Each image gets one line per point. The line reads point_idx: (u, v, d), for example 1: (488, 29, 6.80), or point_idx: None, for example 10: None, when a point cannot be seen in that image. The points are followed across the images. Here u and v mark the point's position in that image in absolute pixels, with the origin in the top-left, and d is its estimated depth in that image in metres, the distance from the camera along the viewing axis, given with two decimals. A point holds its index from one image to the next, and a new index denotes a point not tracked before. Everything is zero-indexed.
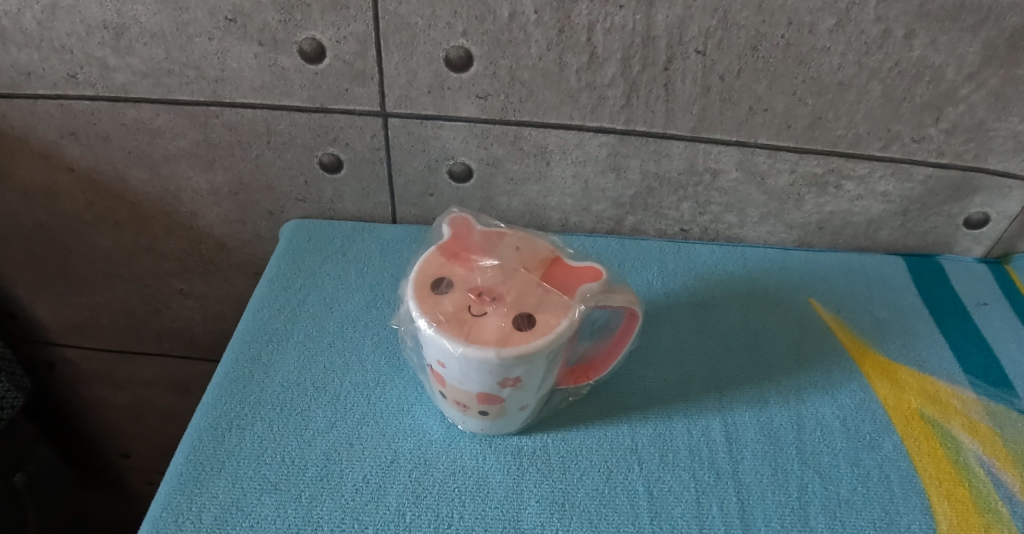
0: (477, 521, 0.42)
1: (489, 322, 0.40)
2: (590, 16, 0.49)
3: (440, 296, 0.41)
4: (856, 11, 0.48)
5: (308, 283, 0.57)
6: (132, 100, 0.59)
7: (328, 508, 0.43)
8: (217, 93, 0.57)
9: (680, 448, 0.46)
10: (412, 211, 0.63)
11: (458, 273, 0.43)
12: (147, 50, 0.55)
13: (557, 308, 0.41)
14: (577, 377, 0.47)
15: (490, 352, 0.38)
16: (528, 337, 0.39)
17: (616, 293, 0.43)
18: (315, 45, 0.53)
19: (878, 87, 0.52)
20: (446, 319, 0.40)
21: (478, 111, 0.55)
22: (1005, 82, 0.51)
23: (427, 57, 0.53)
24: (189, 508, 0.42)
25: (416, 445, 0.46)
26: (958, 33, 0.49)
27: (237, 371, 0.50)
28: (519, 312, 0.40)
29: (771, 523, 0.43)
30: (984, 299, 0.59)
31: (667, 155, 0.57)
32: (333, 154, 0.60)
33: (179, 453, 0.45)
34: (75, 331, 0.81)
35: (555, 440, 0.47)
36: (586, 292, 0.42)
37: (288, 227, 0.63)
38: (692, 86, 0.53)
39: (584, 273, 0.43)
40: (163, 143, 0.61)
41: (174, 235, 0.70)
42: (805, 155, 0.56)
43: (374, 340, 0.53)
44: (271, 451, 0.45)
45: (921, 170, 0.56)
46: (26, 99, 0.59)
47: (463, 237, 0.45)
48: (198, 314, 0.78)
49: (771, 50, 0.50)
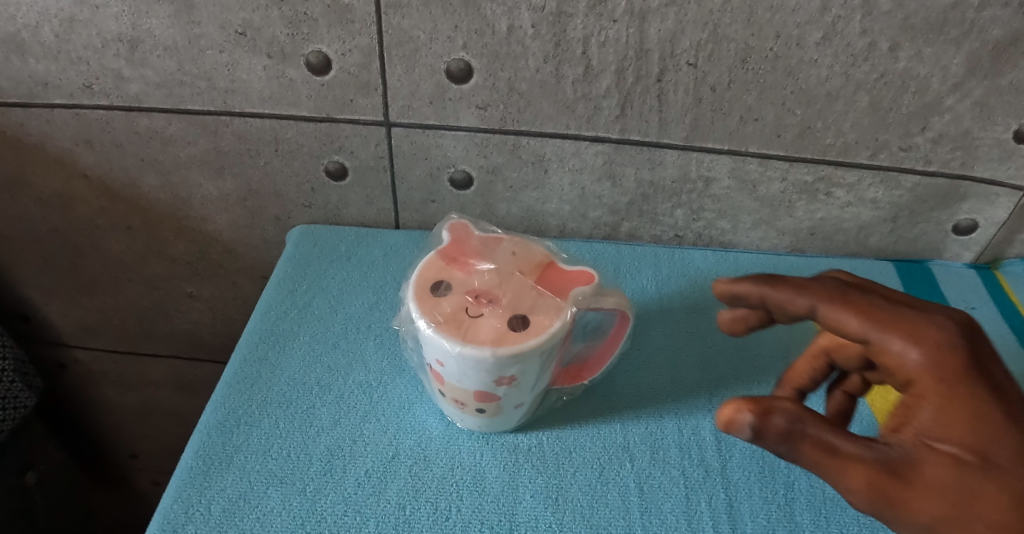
0: (474, 515, 0.44)
1: (485, 322, 0.42)
2: (585, 30, 0.51)
3: (439, 298, 0.43)
4: (842, 25, 0.50)
5: (313, 287, 0.59)
6: (145, 109, 0.61)
7: (332, 501, 0.44)
8: (228, 103, 0.59)
9: (671, 446, 0.48)
10: (415, 218, 0.66)
11: (456, 276, 0.44)
12: (160, 62, 0.57)
13: (550, 310, 0.43)
14: (572, 377, 0.49)
15: (485, 351, 0.40)
16: (521, 337, 0.41)
17: (608, 297, 0.45)
18: (322, 58, 0.55)
19: (865, 98, 0.53)
20: (444, 319, 0.42)
21: (478, 121, 0.57)
22: (990, 92, 0.52)
23: (429, 69, 0.55)
24: (198, 501, 0.44)
25: (415, 442, 0.48)
26: (942, 45, 0.50)
27: (245, 370, 0.52)
28: (514, 313, 0.42)
29: (757, 519, 0.44)
30: (973, 303, 0.61)
31: (662, 163, 0.59)
32: (339, 162, 0.62)
33: (189, 449, 0.47)
34: (87, 332, 0.84)
35: (550, 438, 0.48)
36: (578, 294, 0.44)
37: (294, 232, 0.65)
38: (685, 97, 0.54)
39: (577, 276, 0.45)
40: (175, 151, 0.64)
41: (184, 240, 0.72)
42: (794, 163, 0.58)
43: (377, 340, 0.55)
44: (277, 447, 0.47)
45: (909, 177, 0.58)
46: (43, 109, 0.61)
47: (462, 242, 0.47)
48: (207, 317, 0.80)
49: (760, 62, 0.52)
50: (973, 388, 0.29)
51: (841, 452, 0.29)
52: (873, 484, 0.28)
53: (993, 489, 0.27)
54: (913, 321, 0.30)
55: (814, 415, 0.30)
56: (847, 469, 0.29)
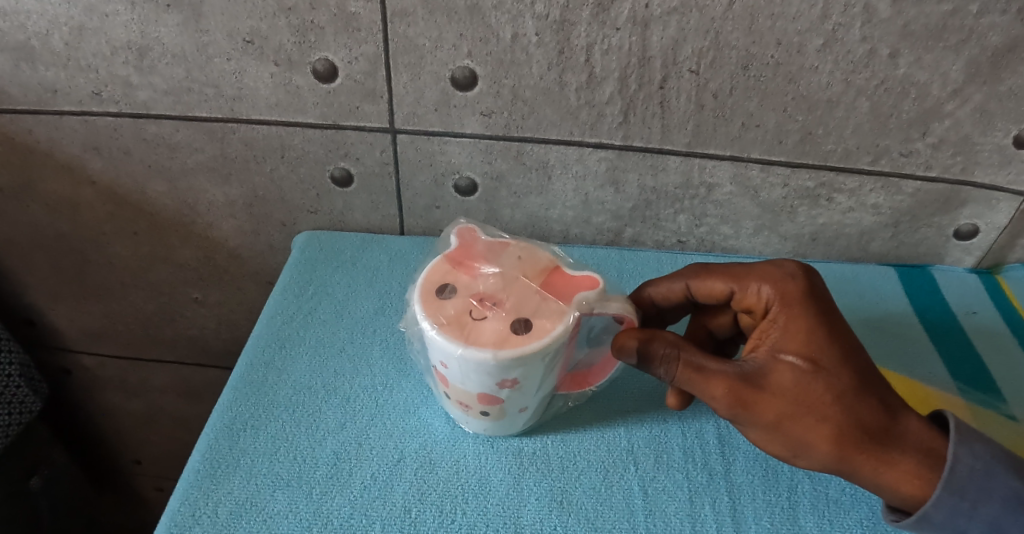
0: (479, 518, 0.44)
1: (488, 326, 0.42)
2: (588, 37, 0.52)
3: (443, 300, 0.43)
4: (842, 32, 0.50)
5: (319, 292, 0.59)
6: (152, 116, 0.61)
7: (338, 503, 0.45)
8: (235, 110, 0.60)
9: (675, 450, 0.48)
10: (419, 223, 0.66)
11: (462, 280, 0.45)
12: (169, 69, 0.58)
13: (553, 314, 0.43)
14: (578, 383, 0.49)
15: (487, 353, 0.41)
16: (523, 340, 0.41)
17: (612, 302, 0.45)
18: (328, 66, 0.56)
19: (866, 104, 0.54)
20: (447, 321, 0.42)
21: (483, 128, 0.58)
22: (989, 98, 0.53)
23: (434, 76, 0.56)
24: (205, 504, 0.44)
25: (421, 445, 0.48)
26: (942, 51, 0.51)
27: (251, 374, 0.52)
28: (517, 317, 0.42)
29: (761, 521, 0.45)
30: (975, 308, 0.61)
31: (664, 169, 0.59)
32: (344, 169, 0.63)
33: (196, 452, 0.48)
34: (93, 337, 0.84)
35: (554, 442, 0.49)
36: (581, 299, 0.44)
37: (299, 238, 0.66)
38: (687, 103, 0.55)
39: (581, 281, 0.45)
40: (182, 157, 0.64)
41: (190, 245, 0.72)
42: (796, 169, 0.58)
43: (382, 345, 0.55)
44: (283, 450, 0.48)
45: (910, 183, 0.59)
46: (53, 115, 0.62)
47: (468, 246, 0.47)
48: (212, 322, 0.81)
49: (761, 69, 0.53)
50: (807, 309, 0.43)
51: (708, 371, 0.42)
52: (730, 389, 0.41)
53: (818, 386, 0.40)
54: (762, 269, 0.46)
55: (689, 345, 0.43)
56: (712, 382, 0.42)
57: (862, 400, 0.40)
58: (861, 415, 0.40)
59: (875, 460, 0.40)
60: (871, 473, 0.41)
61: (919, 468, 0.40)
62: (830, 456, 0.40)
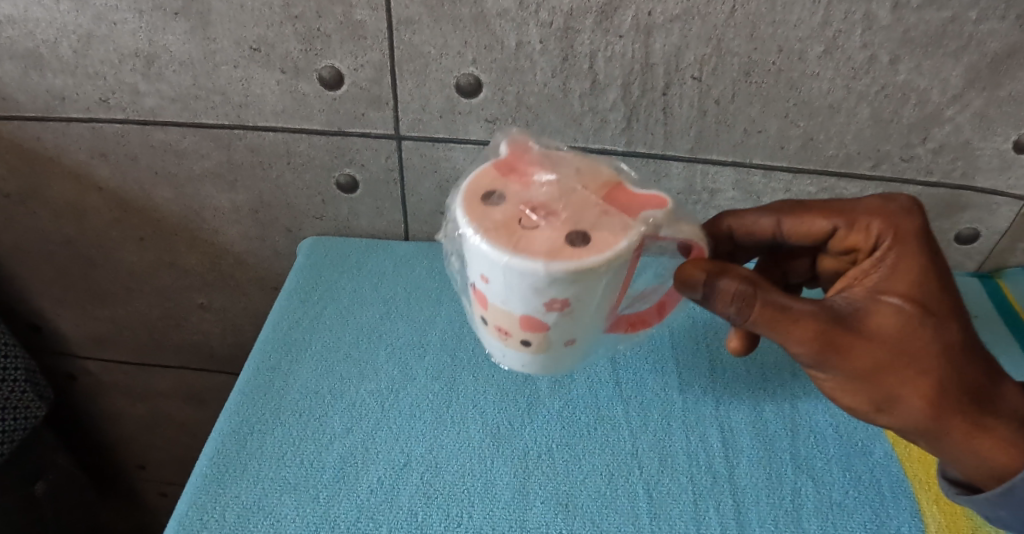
0: (485, 521, 0.45)
1: (541, 235, 0.36)
2: (591, 45, 0.52)
3: (490, 206, 0.38)
4: (843, 39, 0.51)
5: (324, 298, 0.60)
6: (159, 123, 0.62)
7: (346, 507, 0.45)
8: (241, 117, 0.61)
9: (679, 453, 0.49)
10: (424, 229, 0.67)
11: (512, 187, 0.39)
12: (176, 77, 0.59)
13: (616, 227, 0.37)
14: (632, 325, 0.44)
15: (538, 264, 0.35)
16: (581, 253, 0.36)
17: (682, 225, 0.40)
18: (334, 73, 0.57)
19: (867, 110, 0.55)
20: (495, 226, 0.37)
21: (487, 134, 0.59)
22: (989, 104, 0.53)
23: (438, 83, 0.56)
24: (213, 507, 0.45)
25: (427, 448, 0.49)
26: (941, 58, 0.51)
27: (258, 379, 0.53)
28: (574, 227, 0.37)
29: (765, 524, 0.45)
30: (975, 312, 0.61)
31: (667, 175, 0.60)
32: (349, 175, 0.63)
33: (203, 456, 0.48)
34: (98, 343, 0.85)
35: (560, 446, 0.49)
36: (649, 216, 0.38)
37: (305, 244, 0.67)
38: (689, 109, 0.56)
39: (648, 199, 0.39)
40: (188, 164, 0.65)
41: (196, 251, 0.73)
42: (798, 175, 0.59)
43: (387, 350, 0.55)
44: (290, 454, 0.48)
45: (911, 188, 0.59)
46: (61, 122, 0.63)
47: (520, 153, 0.42)
48: (217, 328, 0.81)
49: (763, 75, 0.53)
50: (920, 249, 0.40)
51: (796, 311, 0.37)
52: (823, 332, 0.37)
53: (924, 332, 0.37)
54: (874, 206, 0.42)
55: (769, 283, 0.38)
56: (801, 322, 0.37)
57: (964, 358, 0.38)
58: (962, 373, 0.38)
59: (971, 424, 0.39)
60: (960, 437, 0.39)
61: (1012, 433, 0.39)
62: (922, 413, 0.39)
